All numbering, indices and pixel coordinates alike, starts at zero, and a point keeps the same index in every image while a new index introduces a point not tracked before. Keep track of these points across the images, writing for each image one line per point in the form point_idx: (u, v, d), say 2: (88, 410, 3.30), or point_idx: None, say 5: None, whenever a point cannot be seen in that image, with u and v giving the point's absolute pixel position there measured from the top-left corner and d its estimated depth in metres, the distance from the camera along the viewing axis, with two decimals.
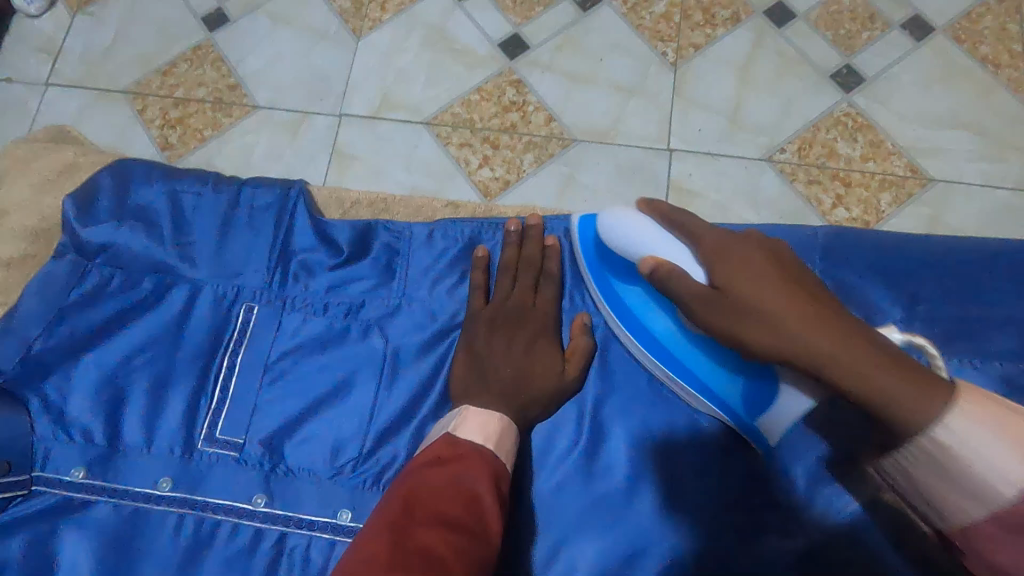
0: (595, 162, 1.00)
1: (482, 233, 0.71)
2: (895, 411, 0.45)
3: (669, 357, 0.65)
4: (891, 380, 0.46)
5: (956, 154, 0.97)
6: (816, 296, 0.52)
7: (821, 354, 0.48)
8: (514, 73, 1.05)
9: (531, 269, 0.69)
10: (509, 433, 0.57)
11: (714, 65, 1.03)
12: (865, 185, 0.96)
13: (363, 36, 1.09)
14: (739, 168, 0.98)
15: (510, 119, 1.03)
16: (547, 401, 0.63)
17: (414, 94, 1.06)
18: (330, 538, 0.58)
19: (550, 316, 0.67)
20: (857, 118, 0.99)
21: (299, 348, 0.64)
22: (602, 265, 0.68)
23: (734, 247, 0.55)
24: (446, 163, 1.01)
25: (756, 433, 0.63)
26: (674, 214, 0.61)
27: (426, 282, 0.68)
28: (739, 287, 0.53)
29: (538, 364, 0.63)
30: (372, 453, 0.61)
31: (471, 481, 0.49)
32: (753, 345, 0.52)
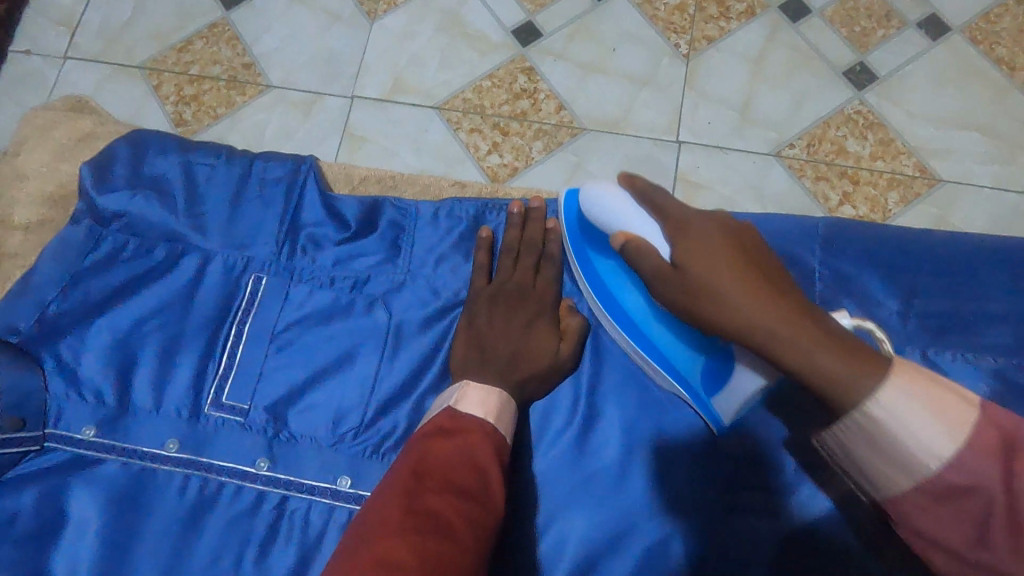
0: (604, 151, 1.00)
1: (487, 214, 0.72)
2: (829, 385, 0.46)
3: (637, 333, 0.66)
4: (829, 358, 0.47)
5: (967, 155, 0.96)
6: (770, 277, 0.53)
7: (764, 329, 0.50)
8: (526, 60, 1.05)
9: (532, 250, 0.70)
10: (507, 408, 0.58)
11: (727, 59, 1.03)
12: (873, 183, 0.96)
13: (378, 19, 1.10)
14: (748, 162, 0.98)
15: (521, 107, 1.03)
16: (543, 378, 0.64)
17: (426, 78, 1.06)
18: (329, 502, 0.59)
19: (548, 297, 0.68)
20: (868, 116, 0.99)
21: (304, 320, 0.65)
22: (581, 237, 0.69)
23: (696, 225, 0.57)
24: (455, 147, 1.02)
25: (713, 414, 0.64)
26: (648, 189, 0.61)
27: (431, 260, 0.69)
28: (695, 262, 0.54)
29: (534, 342, 0.64)
30: (372, 424, 0.62)
31: (476, 450, 0.51)
32: (707, 319, 0.54)
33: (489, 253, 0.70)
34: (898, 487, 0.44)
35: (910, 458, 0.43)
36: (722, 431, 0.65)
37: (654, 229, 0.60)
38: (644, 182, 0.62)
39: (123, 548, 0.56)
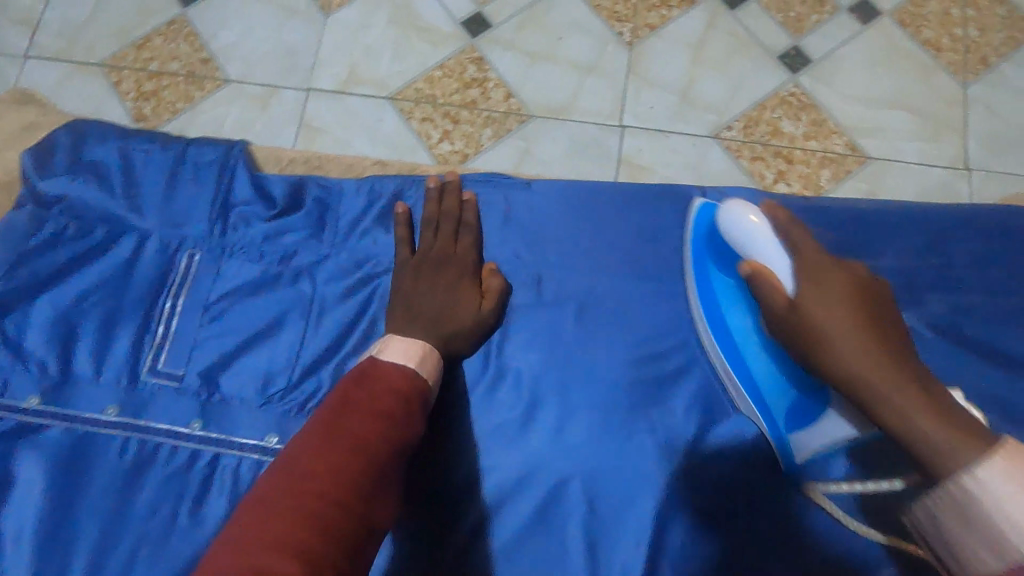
0: (551, 136, 1.04)
1: (406, 190, 0.72)
2: (930, 452, 0.45)
3: (733, 352, 0.63)
4: (940, 430, 0.45)
5: (894, 133, 1.01)
6: (893, 340, 0.52)
7: (875, 385, 0.49)
8: (475, 50, 1.09)
9: (448, 219, 0.69)
10: (430, 356, 0.58)
11: (668, 45, 1.07)
12: (806, 162, 1.00)
13: (332, 12, 1.13)
14: (688, 144, 1.02)
15: (471, 96, 1.07)
16: (470, 338, 0.64)
17: (379, 70, 1.09)
18: (259, 458, 0.58)
19: (467, 261, 0.67)
20: (802, 98, 1.03)
21: (238, 290, 0.64)
22: (707, 246, 0.67)
23: (835, 272, 0.56)
24: (408, 136, 1.06)
25: (784, 446, 0.60)
26: (788, 224, 0.60)
27: (354, 232, 0.68)
28: (812, 307, 0.55)
29: (453, 304, 0.64)
30: (299, 383, 0.60)
31: (394, 385, 0.53)
32: (815, 362, 0.54)
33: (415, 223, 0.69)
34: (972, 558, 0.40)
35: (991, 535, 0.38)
36: (791, 470, 0.60)
37: (783, 264, 0.59)
38: (792, 216, 0.60)
39: (66, 515, 0.55)
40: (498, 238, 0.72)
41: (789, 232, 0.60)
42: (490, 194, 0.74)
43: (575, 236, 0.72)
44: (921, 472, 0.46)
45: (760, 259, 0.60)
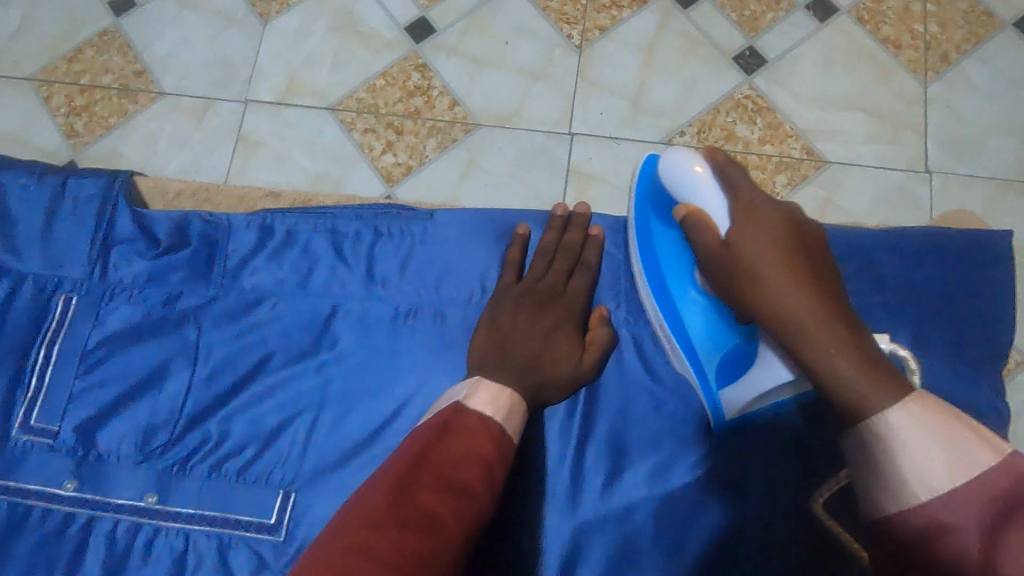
0: (497, 146, 1.00)
1: (299, 226, 0.66)
2: (852, 394, 0.45)
3: (667, 307, 0.65)
4: (854, 366, 0.46)
5: (852, 136, 0.98)
6: (821, 274, 0.52)
7: (803, 324, 0.49)
8: (419, 57, 1.05)
9: (545, 256, 0.68)
10: (517, 408, 0.55)
11: (619, 48, 1.03)
12: (761, 167, 0.97)
13: (271, 20, 1.08)
14: (639, 152, 0.98)
15: (414, 105, 1.03)
16: (562, 384, 0.62)
17: (320, 79, 1.05)
18: (136, 520, 0.57)
19: (575, 307, 0.66)
20: (757, 100, 1.00)
21: (117, 338, 0.61)
22: (649, 200, 0.68)
23: (764, 208, 0.55)
24: (349, 148, 1.01)
25: (715, 402, 0.63)
26: (727, 165, 0.58)
27: (243, 273, 0.64)
28: (744, 246, 0.54)
29: (543, 346, 0.62)
30: (181, 437, 0.59)
31: (481, 448, 0.49)
32: (744, 300, 0.54)
33: (315, 262, 0.65)
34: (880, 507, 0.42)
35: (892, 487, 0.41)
36: (720, 429, 0.64)
37: (719, 205, 0.58)
38: (731, 158, 0.59)
39: None
40: (397, 276, 0.66)
41: (725, 174, 0.58)
42: (380, 221, 0.67)
43: (479, 268, 0.68)
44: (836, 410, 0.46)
45: (696, 202, 0.60)
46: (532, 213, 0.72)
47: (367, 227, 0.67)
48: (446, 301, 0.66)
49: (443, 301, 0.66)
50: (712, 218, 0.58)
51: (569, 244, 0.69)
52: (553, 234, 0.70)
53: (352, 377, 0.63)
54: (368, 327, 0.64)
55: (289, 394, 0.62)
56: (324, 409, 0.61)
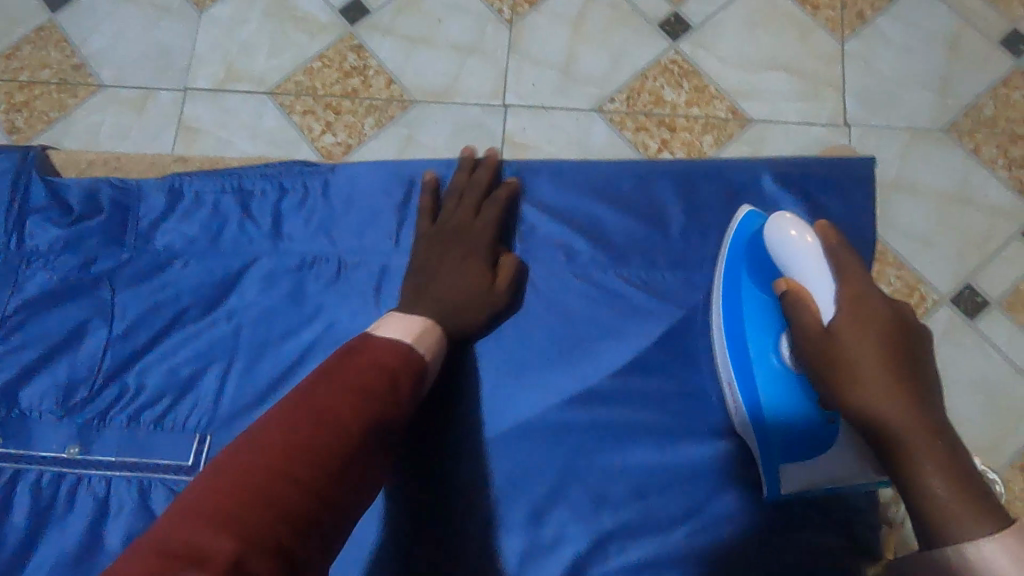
0: (434, 121, 1.02)
1: (207, 187, 0.69)
2: (940, 513, 0.48)
3: (744, 363, 0.66)
4: (952, 496, 0.48)
5: (774, 95, 1.01)
6: (919, 384, 0.53)
7: (901, 435, 0.51)
8: (354, 38, 1.07)
9: (456, 193, 0.70)
10: (431, 331, 0.60)
11: (548, 20, 1.06)
12: (688, 129, 1.00)
13: (206, 9, 1.10)
14: (571, 120, 1.01)
15: (351, 85, 1.05)
16: (478, 309, 0.66)
17: (257, 65, 1.07)
18: (59, 470, 0.60)
19: (485, 239, 0.68)
20: (683, 65, 1.03)
21: (33, 300, 0.63)
22: (746, 240, 0.68)
23: (873, 302, 0.56)
24: (289, 130, 1.03)
25: (773, 477, 0.64)
26: (840, 249, 0.59)
27: (154, 234, 0.67)
28: (847, 342, 0.55)
29: (458, 276, 0.65)
30: (102, 389, 0.62)
31: (383, 361, 0.53)
32: (839, 394, 0.55)
33: (225, 220, 0.68)
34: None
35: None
36: (772, 495, 0.64)
37: (829, 292, 0.58)
38: (845, 241, 0.59)
39: None
40: (309, 231, 0.69)
41: (835, 252, 0.59)
42: (285, 178, 0.70)
43: (383, 214, 0.70)
44: (918, 528, 0.49)
45: (801, 277, 0.60)
46: (432, 161, 0.74)
47: (273, 185, 0.70)
48: (350, 250, 0.69)
49: (344, 251, 0.68)
50: (816, 301, 0.59)
51: (478, 181, 0.71)
52: (464, 172, 0.72)
53: (262, 326, 0.65)
54: (277, 279, 0.67)
55: (204, 346, 0.65)
56: (236, 359, 0.64)
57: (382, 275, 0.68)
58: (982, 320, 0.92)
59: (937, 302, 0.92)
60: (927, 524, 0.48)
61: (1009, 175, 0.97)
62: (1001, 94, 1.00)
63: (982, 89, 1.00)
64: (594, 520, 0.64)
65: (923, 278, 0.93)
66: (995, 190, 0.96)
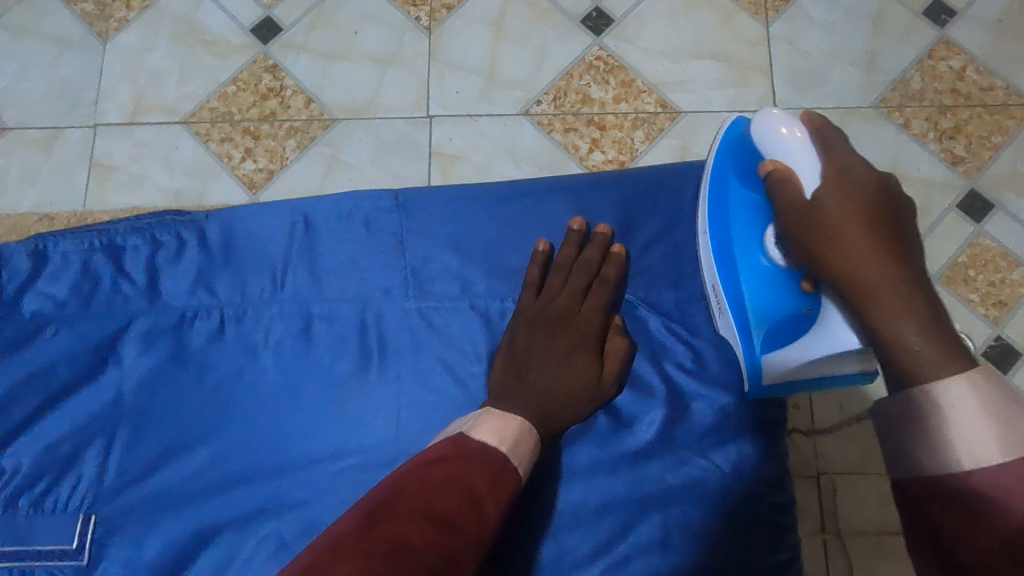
0: (358, 138, 0.99)
1: (72, 249, 0.65)
2: (910, 357, 0.46)
3: (723, 265, 0.66)
4: (920, 339, 0.46)
5: (702, 84, 0.99)
6: (901, 245, 0.51)
7: (871, 284, 0.49)
8: (269, 58, 1.03)
9: (560, 272, 0.68)
10: (526, 436, 0.55)
11: (468, 24, 1.02)
12: (618, 126, 0.98)
13: (111, 39, 1.05)
14: (498, 126, 0.98)
15: (269, 107, 1.01)
16: (574, 404, 0.62)
17: (167, 94, 1.02)
18: None
19: (592, 324, 0.65)
20: (608, 60, 1.01)
21: None
22: (730, 162, 0.68)
23: (857, 173, 0.55)
24: (207, 160, 0.99)
25: (754, 372, 0.64)
26: (829, 132, 0.58)
27: (20, 300, 0.64)
28: (828, 204, 0.54)
29: (555, 371, 0.62)
30: None
31: (469, 482, 0.50)
32: (814, 254, 0.54)
33: (97, 281, 0.65)
34: (907, 466, 0.44)
35: (937, 445, 0.42)
36: (751, 392, 0.66)
37: (808, 165, 0.57)
38: (832, 128, 0.58)
39: None
40: (189, 288, 0.66)
41: (823, 139, 0.58)
42: (157, 231, 0.67)
43: (269, 260, 0.67)
44: (890, 372, 0.47)
45: (786, 160, 0.59)
46: (321, 199, 0.69)
47: (145, 240, 0.67)
48: (231, 303, 0.66)
49: (227, 304, 0.66)
50: (799, 173, 0.58)
51: (587, 260, 0.68)
52: (570, 249, 0.69)
53: (145, 391, 0.63)
54: (155, 340, 0.64)
55: (82, 420, 0.62)
56: (116, 432, 0.62)
57: (268, 326, 0.66)
58: None
59: None
60: (897, 372, 0.46)
61: (941, 147, 0.96)
62: (927, 65, 0.99)
63: (908, 62, 1.00)
64: (526, 554, 0.62)
65: None
66: (928, 162, 0.96)
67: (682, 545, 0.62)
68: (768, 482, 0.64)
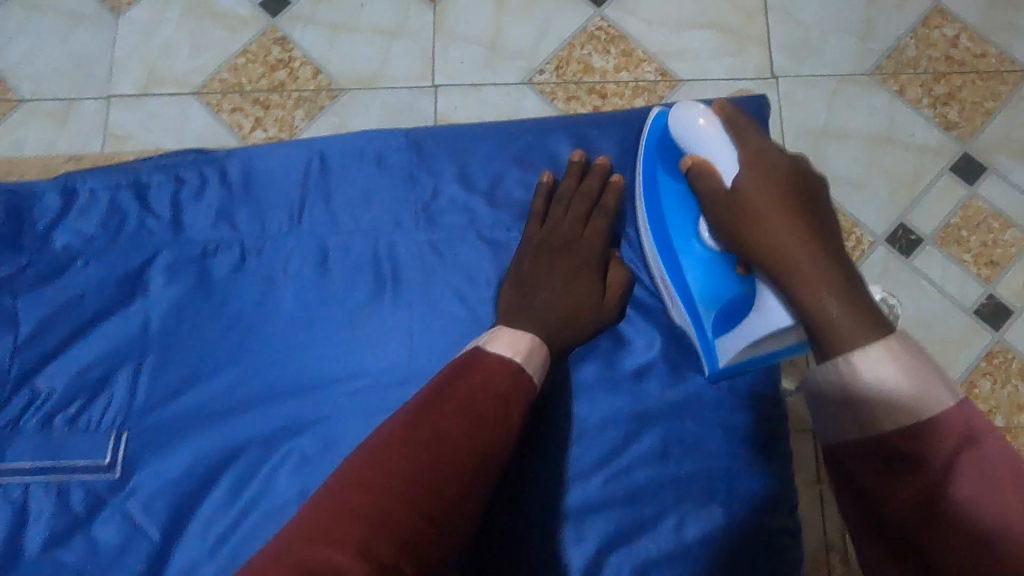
0: (365, 108, 1.01)
1: (100, 183, 0.69)
2: (830, 328, 0.48)
3: (669, 258, 0.67)
4: (840, 313, 0.48)
5: (700, 53, 1.02)
6: (817, 229, 0.54)
7: (792, 262, 0.53)
8: (278, 30, 1.05)
9: (562, 202, 0.70)
10: (535, 349, 0.59)
11: None
12: (619, 94, 1.01)
13: (123, 13, 1.07)
14: (502, 95, 1.01)
15: (278, 78, 1.03)
16: (583, 321, 0.66)
17: (179, 66, 1.05)
18: None
19: (595, 250, 0.69)
20: (609, 30, 1.03)
21: None
22: (658, 156, 0.69)
23: (772, 160, 0.59)
24: (218, 130, 1.02)
25: (713, 354, 0.66)
26: (738, 120, 0.62)
27: (49, 235, 0.67)
28: (748, 193, 0.58)
29: (557, 292, 0.65)
30: (16, 394, 0.63)
31: (493, 386, 0.53)
32: (743, 241, 0.58)
33: (123, 216, 0.68)
34: (838, 438, 0.44)
35: (862, 419, 0.42)
36: (713, 376, 0.67)
37: (728, 155, 0.61)
38: (738, 115, 0.62)
39: None
40: (211, 224, 0.69)
41: (735, 129, 0.61)
42: (179, 169, 0.70)
43: (286, 196, 0.70)
44: (815, 346, 0.49)
45: (705, 154, 0.63)
46: (335, 139, 0.71)
47: (168, 176, 0.69)
48: (251, 236, 0.69)
49: (247, 237, 0.69)
50: (719, 167, 0.61)
51: (587, 190, 0.71)
52: (572, 180, 0.71)
53: (169, 320, 0.66)
54: (180, 273, 0.67)
55: (111, 347, 0.65)
56: (144, 358, 0.65)
57: (287, 259, 0.68)
58: (917, 257, 0.94)
59: (873, 243, 0.94)
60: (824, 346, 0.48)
61: (935, 113, 0.99)
62: (921, 33, 1.01)
63: (903, 31, 1.02)
64: (535, 482, 0.65)
65: (859, 220, 0.95)
66: (922, 127, 0.98)
67: (679, 458, 0.66)
68: (766, 417, 0.67)
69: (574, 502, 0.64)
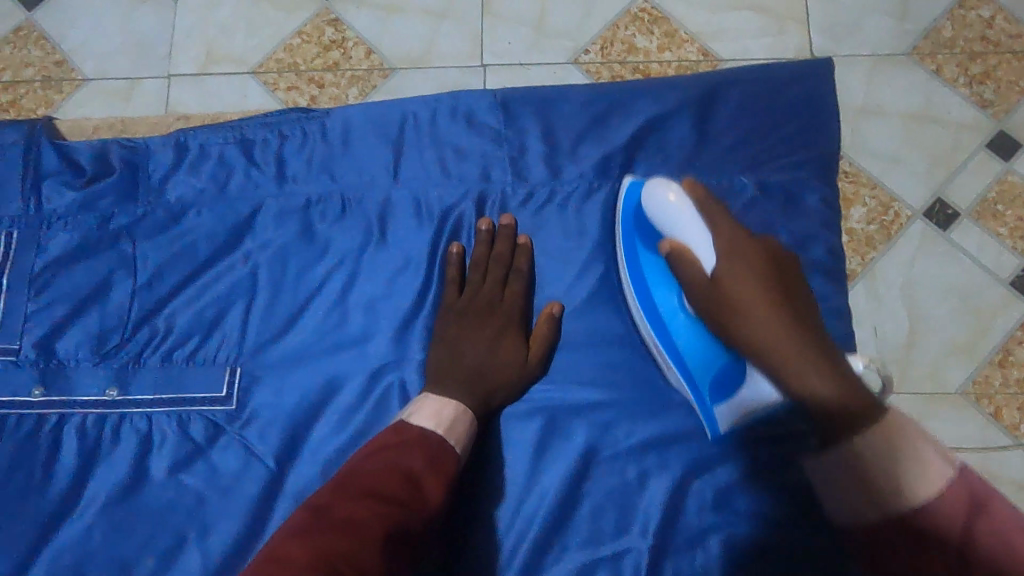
0: (416, 87, 1.05)
1: (212, 137, 0.78)
2: (825, 409, 0.53)
3: (661, 331, 0.72)
4: (834, 393, 0.54)
5: (741, 34, 1.05)
6: (796, 309, 0.60)
7: (784, 354, 0.57)
8: (331, 12, 1.09)
9: (478, 269, 0.75)
10: (461, 418, 0.65)
11: None
12: (662, 73, 1.04)
13: None
14: (548, 74, 1.05)
15: (332, 58, 1.07)
16: (509, 386, 0.71)
17: (236, 47, 1.09)
18: (102, 411, 0.70)
19: (515, 309, 0.74)
20: (652, 12, 1.06)
21: (69, 255, 0.74)
22: (633, 227, 0.73)
23: (744, 242, 0.63)
24: (275, 107, 1.06)
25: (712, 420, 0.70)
26: (706, 202, 0.66)
27: (164, 189, 0.77)
28: (729, 280, 0.62)
29: (481, 356, 0.70)
30: (135, 333, 0.72)
31: (407, 463, 0.58)
32: (731, 329, 0.62)
33: (230, 170, 0.77)
34: (856, 512, 0.51)
35: (881, 497, 0.50)
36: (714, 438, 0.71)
37: (701, 238, 0.65)
38: (707, 194, 0.66)
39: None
40: (308, 176, 0.77)
41: (705, 208, 0.66)
42: (284, 125, 0.78)
43: (382, 152, 0.78)
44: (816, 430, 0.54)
45: (680, 237, 0.67)
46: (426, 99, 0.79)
47: (272, 133, 0.78)
48: (351, 186, 0.77)
49: (345, 187, 0.77)
50: (696, 253, 0.65)
51: (500, 255, 0.75)
52: (483, 249, 0.75)
53: (276, 263, 0.75)
54: (284, 223, 0.76)
55: (227, 286, 0.74)
56: (255, 296, 0.74)
57: (383, 210, 0.76)
58: (955, 229, 0.96)
59: (911, 217, 0.97)
60: (824, 426, 0.53)
61: (971, 92, 1.01)
62: (957, 15, 1.04)
63: (940, 12, 1.04)
64: (604, 415, 0.72)
65: (896, 194, 0.98)
66: (958, 105, 1.01)
67: None
68: None
69: (639, 430, 0.72)
